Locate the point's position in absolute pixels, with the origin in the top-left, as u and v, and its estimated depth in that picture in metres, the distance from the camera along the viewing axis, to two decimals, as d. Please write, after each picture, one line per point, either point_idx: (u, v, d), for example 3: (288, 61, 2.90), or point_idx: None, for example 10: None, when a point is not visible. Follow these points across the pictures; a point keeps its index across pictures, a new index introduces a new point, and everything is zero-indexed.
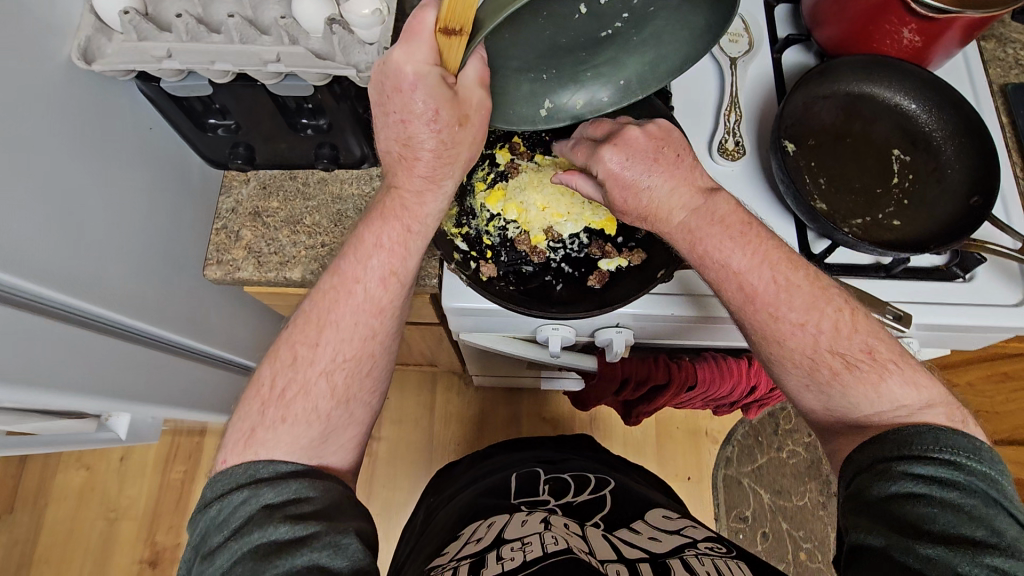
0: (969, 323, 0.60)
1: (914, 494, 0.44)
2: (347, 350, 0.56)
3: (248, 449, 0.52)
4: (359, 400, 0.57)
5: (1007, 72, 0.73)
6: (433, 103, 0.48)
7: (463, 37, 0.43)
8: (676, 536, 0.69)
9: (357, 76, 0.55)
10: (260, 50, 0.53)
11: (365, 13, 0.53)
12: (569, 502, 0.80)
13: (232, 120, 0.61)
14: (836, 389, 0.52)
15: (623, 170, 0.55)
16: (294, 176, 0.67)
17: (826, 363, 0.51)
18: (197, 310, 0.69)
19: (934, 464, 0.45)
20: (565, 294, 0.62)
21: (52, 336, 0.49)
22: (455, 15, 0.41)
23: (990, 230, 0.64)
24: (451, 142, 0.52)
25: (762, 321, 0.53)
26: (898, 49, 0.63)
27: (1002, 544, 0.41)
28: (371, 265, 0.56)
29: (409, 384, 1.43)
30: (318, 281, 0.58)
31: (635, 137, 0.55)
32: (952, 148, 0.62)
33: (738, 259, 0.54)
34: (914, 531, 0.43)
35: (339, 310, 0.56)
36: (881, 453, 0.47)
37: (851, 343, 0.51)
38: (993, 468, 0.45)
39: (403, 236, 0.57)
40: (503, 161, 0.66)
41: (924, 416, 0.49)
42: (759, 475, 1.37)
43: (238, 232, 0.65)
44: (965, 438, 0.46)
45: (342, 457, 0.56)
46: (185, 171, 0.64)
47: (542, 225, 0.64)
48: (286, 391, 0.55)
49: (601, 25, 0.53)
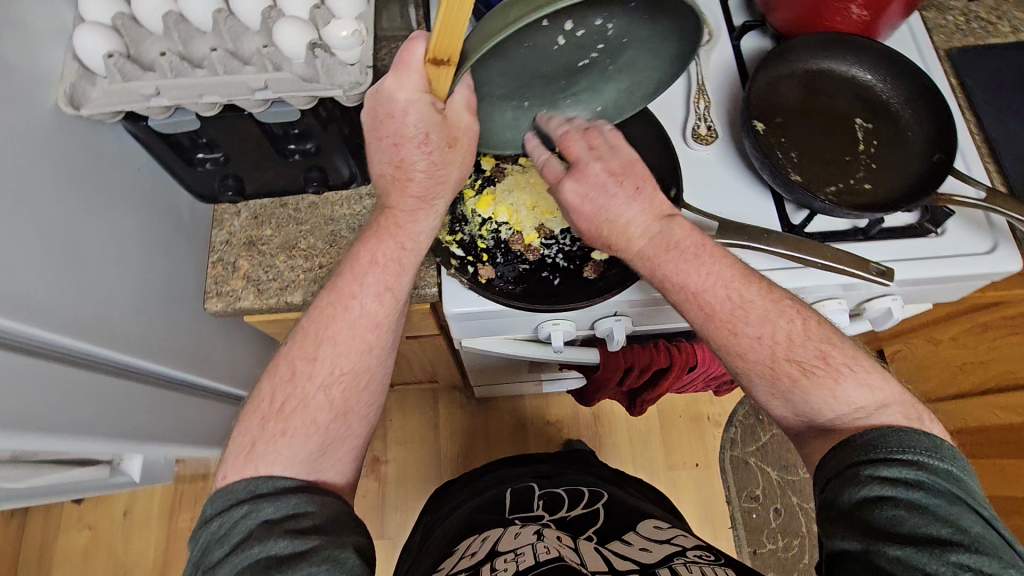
0: (945, 274, 0.63)
1: (878, 498, 0.48)
2: (345, 364, 0.57)
3: (249, 463, 0.53)
4: (357, 413, 0.58)
5: (951, 37, 0.77)
6: (426, 127, 0.50)
7: (452, 66, 0.45)
8: (666, 545, 0.71)
9: (343, 96, 0.56)
10: (247, 79, 0.55)
11: (343, 35, 0.54)
12: (563, 517, 0.84)
13: (220, 153, 0.62)
14: (799, 396, 0.56)
15: (580, 205, 0.58)
16: (284, 203, 0.68)
17: (786, 373, 0.56)
18: (198, 346, 0.69)
19: (898, 466, 0.49)
20: (561, 288, 0.64)
21: (63, 382, 0.49)
22: (442, 48, 0.43)
23: (954, 183, 0.67)
24: (440, 162, 0.54)
25: (721, 336, 0.57)
26: (848, 24, 0.67)
27: (967, 540, 0.45)
28: (366, 282, 0.57)
29: (411, 404, 1.43)
30: (313, 300, 0.59)
31: (593, 173, 0.58)
32: (909, 112, 0.66)
33: (694, 282, 0.57)
34: (884, 534, 0.47)
35: (335, 326, 0.57)
36: (846, 458, 0.51)
37: (806, 352, 0.55)
38: (955, 465, 0.49)
39: (397, 253, 0.59)
40: (488, 167, 0.68)
41: (879, 416, 0.53)
42: (765, 453, 1.39)
43: (234, 263, 0.66)
44: (925, 438, 0.50)
45: (339, 471, 0.57)
46: (176, 209, 0.64)
47: (533, 224, 0.66)
48: (285, 405, 0.55)
49: (581, 54, 0.56)
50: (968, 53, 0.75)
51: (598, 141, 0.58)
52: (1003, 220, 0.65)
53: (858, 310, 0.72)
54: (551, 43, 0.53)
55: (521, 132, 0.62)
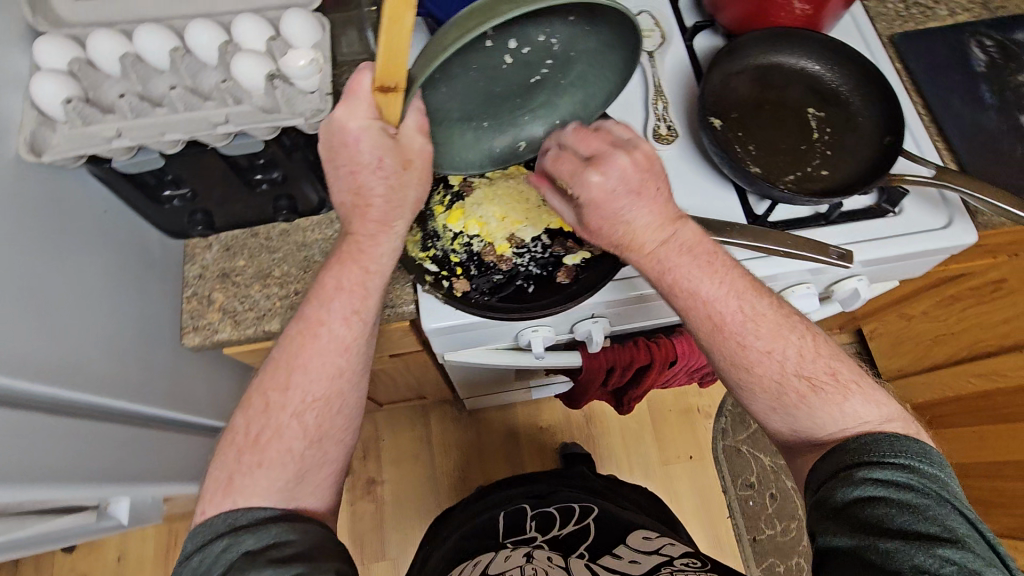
0: (905, 251, 0.65)
1: (869, 497, 0.52)
2: (317, 391, 0.56)
3: (226, 498, 0.54)
4: (330, 438, 0.58)
5: (892, 24, 0.80)
6: (379, 153, 0.51)
7: (400, 91, 0.47)
8: (653, 557, 0.79)
9: (306, 124, 0.57)
10: (207, 114, 0.55)
11: (301, 65, 0.55)
12: (555, 537, 0.88)
13: (187, 189, 0.62)
14: (803, 411, 0.58)
15: (603, 200, 0.56)
16: (256, 232, 0.68)
17: (793, 389, 0.58)
18: (178, 383, 0.69)
19: (890, 469, 0.53)
20: (534, 296, 0.64)
21: (43, 429, 0.48)
22: (388, 74, 0.44)
23: (907, 163, 0.70)
24: (398, 185, 0.55)
25: (730, 348, 0.59)
26: (792, 19, 0.69)
27: (954, 536, 0.49)
28: (332, 308, 0.57)
29: (402, 422, 1.43)
30: (282, 331, 0.58)
31: (623, 165, 0.55)
32: (858, 99, 0.68)
33: (705, 290, 0.58)
34: (876, 529, 0.50)
35: (305, 353, 0.57)
36: (839, 459, 0.56)
37: (816, 367, 0.58)
38: (941, 470, 0.54)
39: (362, 279, 0.58)
40: (456, 182, 0.69)
41: (885, 428, 0.56)
42: (756, 440, 1.41)
43: (209, 296, 0.66)
44: (916, 445, 0.55)
45: (319, 497, 0.57)
46: (147, 249, 0.64)
47: (504, 234, 0.67)
48: (260, 436, 0.56)
49: (530, 71, 0.58)
50: (910, 38, 0.78)
51: (612, 137, 0.58)
52: (957, 196, 0.67)
53: (828, 292, 0.74)
54: (499, 61, 0.56)
55: (482, 145, 0.63)
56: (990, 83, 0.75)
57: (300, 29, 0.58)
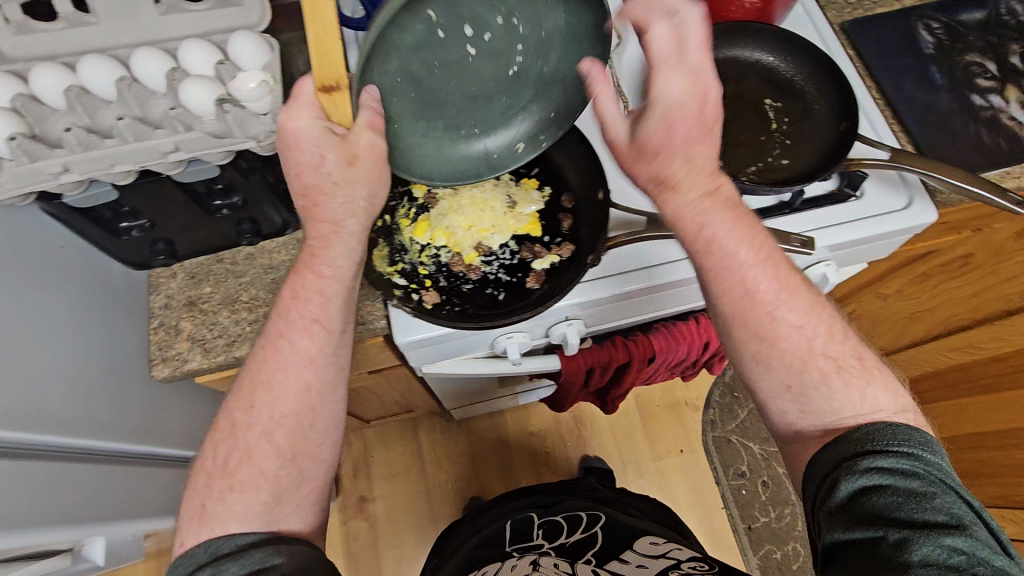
0: (869, 234, 0.67)
1: (875, 488, 0.52)
2: (286, 408, 0.56)
3: (204, 526, 0.54)
4: (306, 456, 0.58)
5: (842, 12, 0.81)
6: (321, 149, 0.51)
7: (343, 89, 0.48)
8: (660, 561, 0.88)
9: (257, 146, 0.57)
10: (157, 142, 0.55)
11: (251, 87, 0.54)
12: (563, 543, 1.00)
13: (144, 219, 0.62)
14: (820, 392, 0.59)
15: (673, 98, 0.53)
16: (221, 258, 0.68)
17: (816, 367, 0.58)
18: (152, 416, 0.68)
19: (894, 457, 0.54)
20: (505, 303, 0.64)
21: (10, 477, 0.47)
22: (325, 72, 0.46)
23: (864, 147, 0.70)
24: (343, 182, 0.53)
25: (761, 316, 0.59)
26: (743, 12, 0.72)
27: (959, 523, 0.49)
28: (297, 323, 0.57)
29: (392, 437, 1.42)
30: (254, 346, 0.59)
31: (703, 76, 0.53)
32: (813, 88, 0.69)
33: (742, 252, 0.58)
34: (882, 519, 0.51)
35: (268, 372, 0.58)
36: (844, 448, 0.56)
37: (844, 348, 0.60)
38: (942, 458, 0.54)
39: (320, 285, 0.57)
40: (420, 194, 0.69)
41: (902, 418, 0.58)
42: (745, 429, 1.43)
43: (177, 325, 0.66)
44: (917, 433, 0.56)
45: (300, 518, 0.57)
46: (111, 283, 0.63)
47: (471, 243, 0.68)
48: (229, 460, 0.56)
49: (501, 63, 0.60)
50: (860, 25, 0.79)
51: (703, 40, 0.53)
52: (915, 176, 0.68)
53: None
54: (463, 53, 0.57)
55: (453, 152, 0.63)
56: (940, 65, 0.77)
57: (248, 52, 0.57)
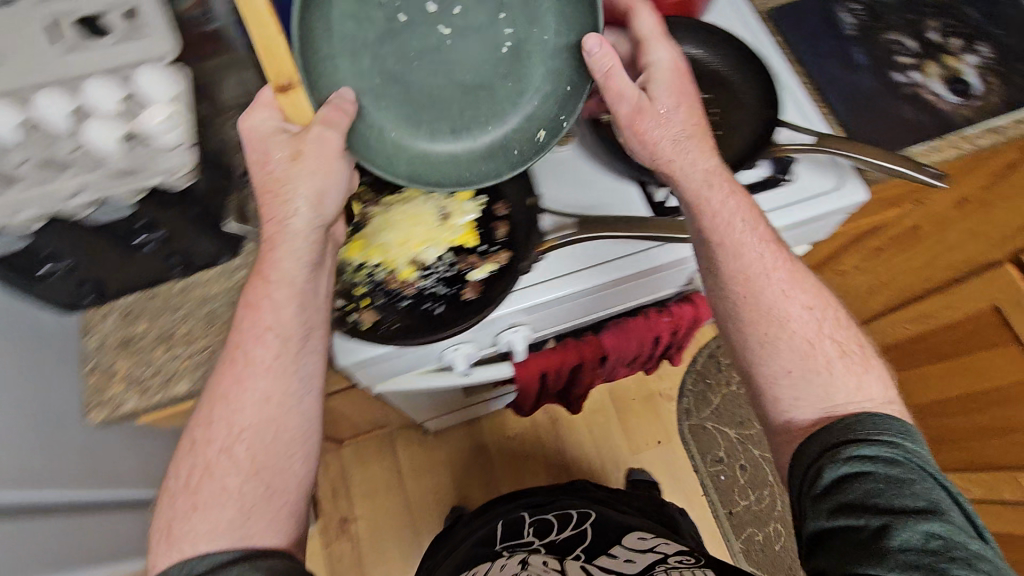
0: (791, 216, 0.74)
1: (859, 473, 0.63)
2: (241, 419, 0.63)
3: (173, 546, 0.58)
4: (269, 468, 0.63)
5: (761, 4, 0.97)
6: (273, 141, 0.67)
7: (295, 88, 0.64)
8: (650, 556, 0.99)
9: (171, 179, 0.61)
10: (63, 184, 0.58)
11: (157, 121, 0.59)
12: (553, 540, 1.10)
13: (65, 262, 0.65)
14: (830, 370, 0.70)
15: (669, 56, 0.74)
16: (154, 294, 0.76)
17: (826, 350, 0.71)
18: (77, 455, 0.71)
19: (876, 446, 0.64)
20: (441, 316, 0.73)
21: None
22: (278, 71, 0.62)
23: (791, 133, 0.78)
24: (286, 173, 0.67)
25: (775, 294, 0.72)
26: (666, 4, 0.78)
27: (931, 505, 0.61)
28: (252, 342, 0.64)
29: (368, 458, 1.40)
30: (215, 366, 0.66)
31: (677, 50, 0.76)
32: (744, 75, 0.77)
33: (761, 227, 0.72)
34: (865, 503, 0.61)
35: (227, 388, 0.64)
36: (829, 436, 0.67)
37: (849, 333, 0.73)
38: (919, 446, 0.66)
39: (265, 289, 0.66)
40: (355, 212, 0.79)
41: (889, 406, 0.69)
42: (720, 415, 1.43)
43: (111, 366, 0.74)
44: (897, 423, 0.67)
45: (274, 531, 0.61)
46: (29, 328, 0.69)
47: (405, 258, 0.76)
48: (191, 480, 0.61)
49: (494, 43, 0.75)
50: (781, 11, 0.94)
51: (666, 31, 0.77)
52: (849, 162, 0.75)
53: None
54: (439, 38, 0.74)
55: (443, 141, 0.78)
56: (860, 44, 0.91)
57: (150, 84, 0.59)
